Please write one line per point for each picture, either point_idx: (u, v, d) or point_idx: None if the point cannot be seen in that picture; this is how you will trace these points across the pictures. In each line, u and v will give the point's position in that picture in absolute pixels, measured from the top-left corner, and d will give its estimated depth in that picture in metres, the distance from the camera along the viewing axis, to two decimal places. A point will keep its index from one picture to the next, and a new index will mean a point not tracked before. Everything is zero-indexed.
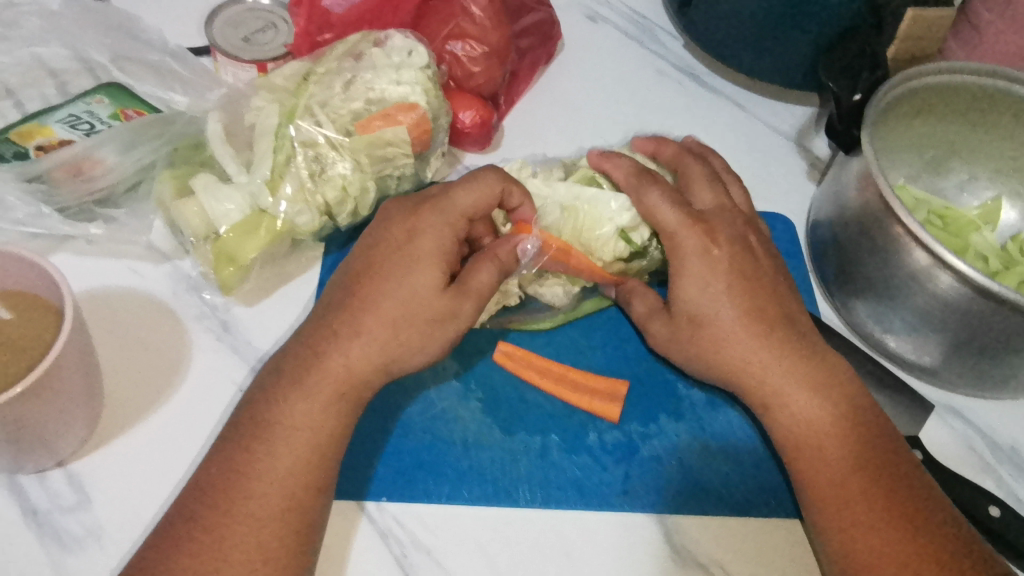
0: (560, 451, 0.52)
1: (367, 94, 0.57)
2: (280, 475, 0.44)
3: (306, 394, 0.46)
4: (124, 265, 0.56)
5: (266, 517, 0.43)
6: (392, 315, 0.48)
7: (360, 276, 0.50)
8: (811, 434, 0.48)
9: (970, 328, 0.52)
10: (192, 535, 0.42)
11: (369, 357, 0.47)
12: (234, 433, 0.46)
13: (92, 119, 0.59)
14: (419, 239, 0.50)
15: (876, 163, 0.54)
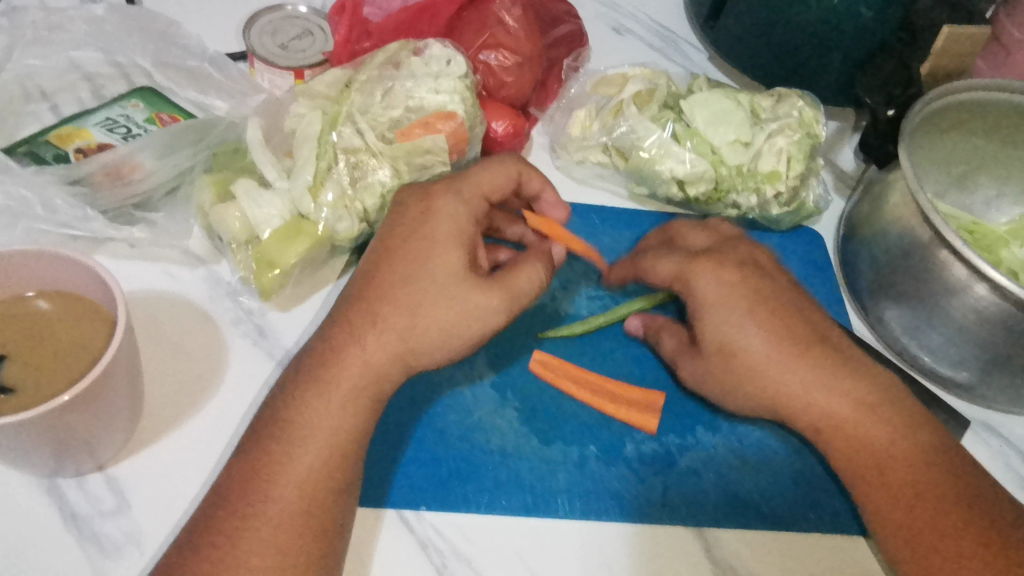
0: (598, 461, 0.52)
1: (406, 102, 0.57)
2: (297, 475, 0.43)
3: (323, 391, 0.45)
4: (160, 269, 0.56)
5: (282, 519, 0.42)
6: (405, 308, 0.47)
7: (373, 265, 0.49)
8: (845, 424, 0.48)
9: (1011, 343, 0.52)
10: (208, 540, 0.40)
11: (387, 348, 0.46)
12: (253, 433, 0.45)
13: (129, 123, 0.59)
14: (433, 225, 0.49)
15: (911, 174, 0.53)
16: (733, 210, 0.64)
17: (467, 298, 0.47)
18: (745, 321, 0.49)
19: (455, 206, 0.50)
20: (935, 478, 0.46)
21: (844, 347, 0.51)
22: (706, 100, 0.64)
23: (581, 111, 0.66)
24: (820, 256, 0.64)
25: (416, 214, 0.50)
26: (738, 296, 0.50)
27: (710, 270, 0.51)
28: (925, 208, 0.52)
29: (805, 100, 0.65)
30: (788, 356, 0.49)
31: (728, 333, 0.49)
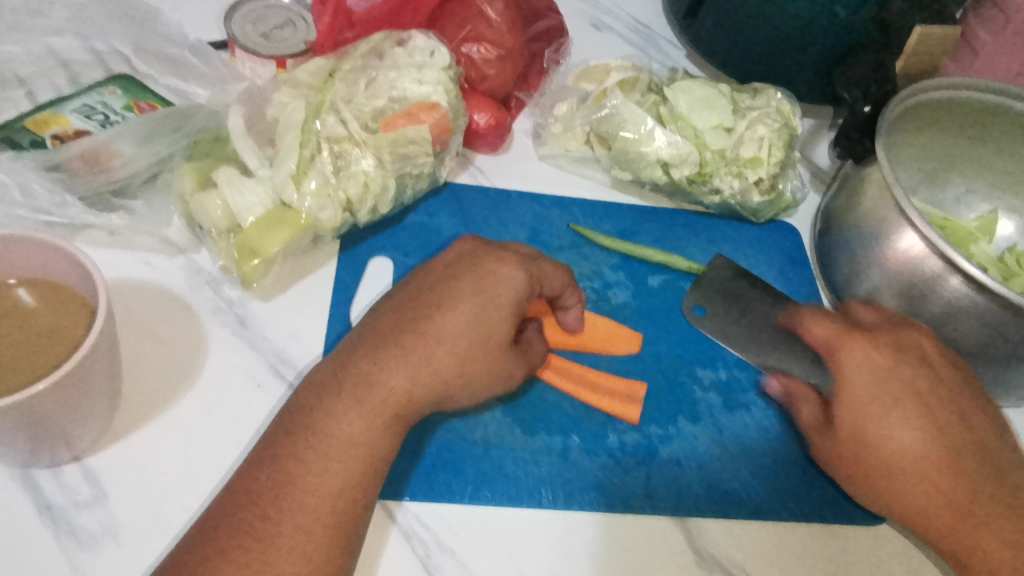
0: (581, 451, 0.52)
1: (389, 92, 0.57)
2: (331, 487, 0.41)
3: (356, 401, 0.44)
4: (138, 257, 0.55)
5: (315, 531, 0.40)
6: (452, 346, 0.46)
7: (420, 302, 0.49)
8: (915, 458, 0.46)
9: (981, 335, 0.53)
10: (238, 543, 0.39)
11: (416, 379, 0.45)
12: (281, 436, 0.43)
13: (107, 110, 0.58)
14: (482, 273, 0.49)
15: (891, 173, 0.55)
16: (714, 196, 0.63)
17: (495, 351, 0.47)
18: (892, 413, 0.47)
19: (508, 262, 0.50)
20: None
21: (931, 365, 0.50)
22: (689, 87, 0.65)
23: (564, 105, 0.67)
24: (796, 252, 0.66)
25: (461, 265, 0.50)
26: (860, 363, 0.49)
27: (862, 349, 0.49)
28: (901, 202, 0.53)
29: (782, 95, 0.67)
30: (934, 454, 0.46)
31: (868, 421, 0.47)
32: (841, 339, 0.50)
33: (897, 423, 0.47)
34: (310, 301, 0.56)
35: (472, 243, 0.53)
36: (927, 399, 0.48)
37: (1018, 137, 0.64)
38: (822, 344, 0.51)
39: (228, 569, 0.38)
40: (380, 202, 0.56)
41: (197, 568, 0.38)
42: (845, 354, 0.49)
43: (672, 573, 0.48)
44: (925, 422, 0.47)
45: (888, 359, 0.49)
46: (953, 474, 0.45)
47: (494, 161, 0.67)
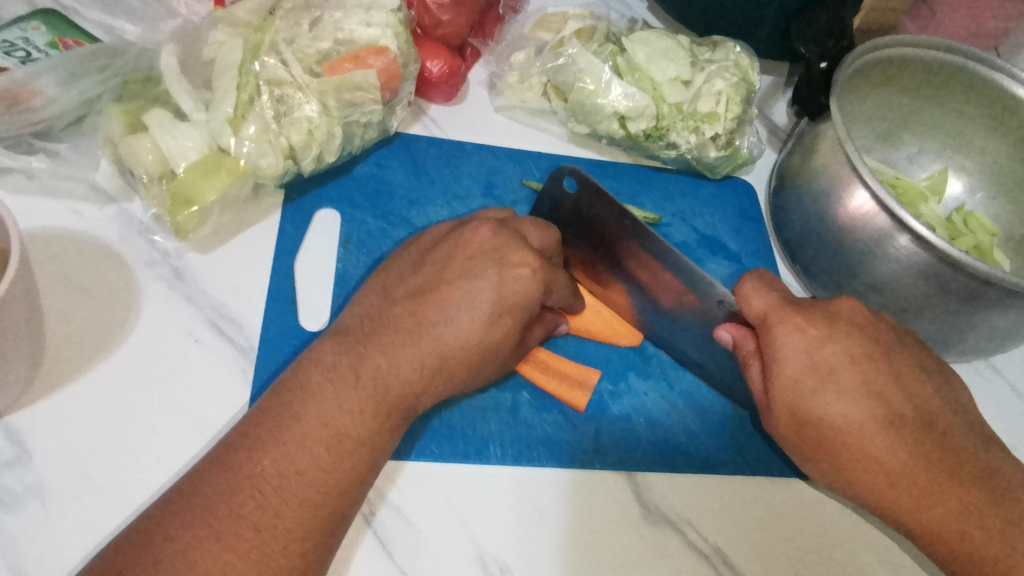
0: (530, 408, 0.51)
1: (335, 35, 0.55)
2: (325, 478, 0.40)
3: (368, 396, 0.42)
4: (64, 205, 0.52)
5: (310, 523, 0.39)
6: (464, 352, 0.45)
7: (424, 293, 0.47)
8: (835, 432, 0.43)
9: (927, 293, 0.53)
10: (226, 523, 0.37)
11: (419, 375, 0.44)
12: (267, 413, 0.41)
13: (28, 46, 0.54)
14: (505, 277, 0.46)
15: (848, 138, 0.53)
16: (670, 151, 0.63)
17: (500, 354, 0.47)
18: (825, 380, 0.43)
19: (530, 267, 0.47)
20: (996, 524, 0.41)
21: (840, 324, 0.45)
22: (647, 38, 0.63)
23: (520, 54, 0.64)
24: (750, 209, 0.65)
25: (487, 260, 0.47)
26: (803, 331, 0.44)
27: (796, 327, 0.44)
28: (851, 158, 0.53)
29: (742, 49, 0.65)
30: (864, 415, 0.42)
31: (803, 391, 0.43)
32: (780, 314, 0.45)
33: (835, 402, 0.42)
34: (251, 253, 0.53)
35: (500, 229, 0.50)
36: (861, 365, 0.44)
37: (968, 98, 0.64)
38: (761, 318, 0.46)
39: (222, 558, 0.36)
40: (326, 151, 0.54)
41: (189, 548, 0.36)
42: (780, 330, 0.44)
43: (620, 528, 0.48)
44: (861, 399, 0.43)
45: (820, 330, 0.44)
46: (898, 453, 0.42)
47: (448, 111, 0.64)
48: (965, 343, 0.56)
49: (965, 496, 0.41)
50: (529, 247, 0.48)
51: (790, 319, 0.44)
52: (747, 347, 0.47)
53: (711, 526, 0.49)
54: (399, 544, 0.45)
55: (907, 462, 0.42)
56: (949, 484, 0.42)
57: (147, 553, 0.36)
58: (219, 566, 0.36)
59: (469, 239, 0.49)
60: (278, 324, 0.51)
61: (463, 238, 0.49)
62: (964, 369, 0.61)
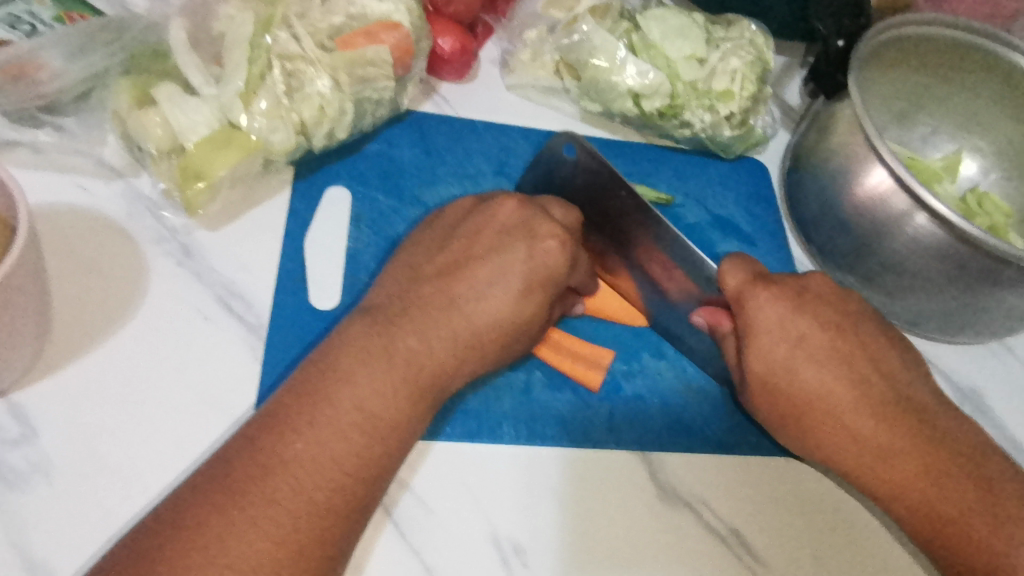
0: (543, 387, 0.51)
1: (347, 9, 0.54)
2: (358, 460, 0.39)
3: (400, 378, 0.42)
4: (70, 180, 0.51)
5: (343, 507, 0.39)
6: (494, 330, 0.45)
7: (452, 272, 0.47)
8: (804, 398, 0.45)
9: (945, 272, 0.53)
10: (262, 507, 0.37)
11: (449, 356, 0.44)
12: (298, 393, 0.41)
13: (33, 20, 0.52)
14: (536, 252, 0.46)
15: (864, 113, 0.53)
16: (684, 130, 0.62)
17: (528, 332, 0.47)
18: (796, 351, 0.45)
19: (559, 238, 0.47)
20: (965, 491, 0.42)
21: (805, 295, 0.47)
22: (662, 15, 0.62)
23: (533, 31, 0.63)
24: (763, 191, 0.65)
25: (516, 235, 0.47)
26: (771, 305, 0.46)
27: (768, 300, 0.46)
28: (869, 132, 0.53)
29: (757, 27, 0.64)
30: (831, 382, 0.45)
31: (774, 359, 0.45)
32: (753, 291, 0.46)
33: (804, 368, 0.45)
34: (261, 231, 0.53)
35: (526, 202, 0.49)
36: (832, 339, 0.46)
37: (984, 79, 0.63)
38: (733, 297, 0.47)
39: (258, 543, 0.36)
40: (337, 127, 0.53)
41: (224, 533, 0.35)
42: (752, 305, 0.46)
43: (637, 509, 0.48)
44: (827, 366, 0.45)
45: (789, 302, 0.46)
46: (867, 421, 0.44)
47: (459, 89, 0.63)
48: (980, 322, 0.56)
49: (933, 460, 0.43)
50: (555, 221, 0.48)
51: (763, 291, 0.46)
52: (723, 326, 0.49)
53: (726, 507, 0.49)
54: (416, 525, 0.45)
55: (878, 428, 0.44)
56: (920, 453, 0.43)
57: (178, 538, 0.35)
58: (255, 551, 0.35)
59: (495, 213, 0.49)
60: (288, 303, 0.50)
61: (489, 211, 0.49)
62: (980, 352, 0.60)
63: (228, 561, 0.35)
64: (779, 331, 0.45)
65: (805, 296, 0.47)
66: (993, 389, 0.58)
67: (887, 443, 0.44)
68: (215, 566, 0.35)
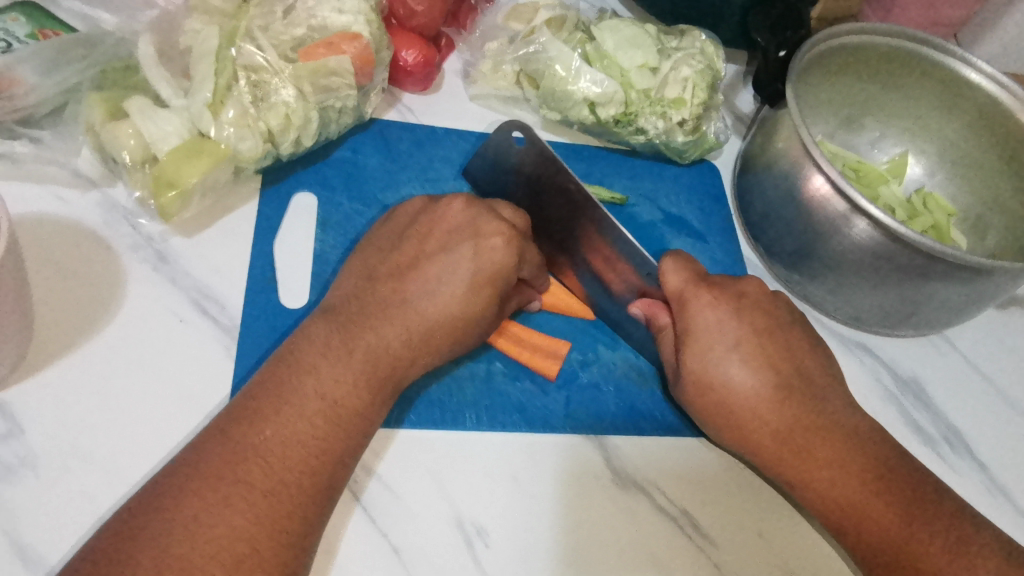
0: (503, 377, 0.54)
1: (309, 21, 0.57)
2: (324, 444, 0.42)
3: (361, 369, 0.45)
4: (47, 191, 0.53)
5: (313, 488, 0.41)
6: (449, 321, 0.48)
7: (407, 271, 0.50)
8: (738, 399, 0.48)
9: (883, 267, 0.55)
10: (236, 487, 0.39)
11: (406, 346, 0.47)
12: (263, 385, 0.43)
13: (8, 37, 0.55)
14: (482, 249, 0.50)
15: (798, 118, 0.56)
16: (639, 136, 0.64)
17: (484, 323, 0.49)
18: (732, 354, 0.49)
19: (504, 236, 0.50)
20: (877, 487, 0.46)
21: (741, 296, 0.51)
22: (616, 26, 0.65)
23: (494, 43, 0.65)
24: (716, 192, 0.68)
25: (463, 234, 0.51)
26: (713, 310, 0.49)
27: (708, 304, 0.50)
28: (808, 144, 0.55)
29: (706, 37, 0.67)
30: (763, 391, 0.48)
31: (710, 360, 0.48)
32: (695, 291, 0.50)
33: (734, 367, 0.48)
34: (233, 237, 0.55)
35: (473, 201, 0.53)
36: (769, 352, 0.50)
37: (924, 83, 0.67)
38: (675, 295, 0.50)
39: (234, 522, 0.38)
40: (303, 135, 0.55)
41: (201, 513, 0.38)
42: (694, 307, 0.49)
43: (591, 493, 0.50)
44: (758, 365, 0.49)
45: (726, 305, 0.50)
46: (796, 424, 0.48)
47: (424, 99, 0.66)
48: (919, 315, 0.59)
49: (859, 462, 0.47)
50: (502, 219, 0.52)
51: (705, 292, 0.50)
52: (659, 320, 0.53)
53: (677, 491, 0.52)
54: (381, 509, 0.47)
55: (817, 438, 0.48)
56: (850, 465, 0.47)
57: (154, 520, 0.38)
58: (233, 529, 0.38)
59: (444, 214, 0.52)
60: (258, 303, 0.52)
61: (439, 211, 0.52)
62: (920, 343, 0.64)
63: (207, 539, 0.37)
64: (716, 335, 0.49)
65: (736, 300, 0.51)
66: (933, 378, 0.62)
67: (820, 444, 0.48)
68: (194, 543, 0.37)
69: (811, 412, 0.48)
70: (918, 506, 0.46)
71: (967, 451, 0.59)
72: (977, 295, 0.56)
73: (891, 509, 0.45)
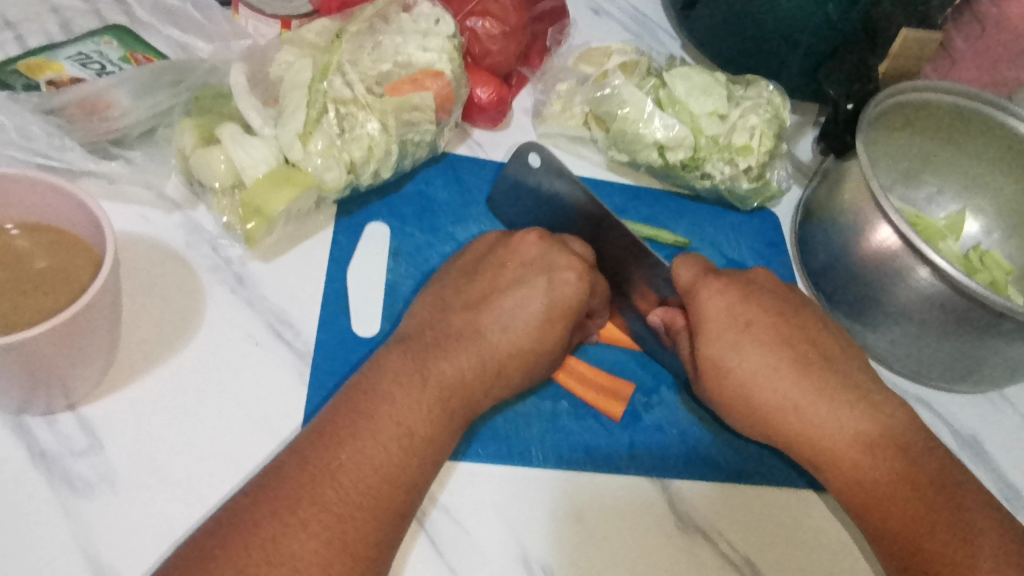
0: (568, 415, 0.54)
1: (395, 57, 0.58)
2: (396, 469, 0.42)
3: (434, 398, 0.45)
4: (134, 211, 0.55)
5: (383, 514, 0.41)
6: (518, 355, 0.49)
7: (477, 304, 0.50)
8: (752, 388, 0.49)
9: (950, 321, 0.55)
10: (307, 508, 0.39)
11: (478, 378, 0.47)
12: (338, 412, 0.44)
13: (103, 60, 0.57)
14: (555, 284, 0.50)
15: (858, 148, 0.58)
16: (705, 181, 0.65)
17: (552, 357, 0.50)
18: (773, 382, 0.49)
19: (577, 271, 0.51)
20: (907, 482, 0.45)
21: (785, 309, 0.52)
22: (687, 73, 0.66)
23: (564, 84, 0.67)
24: (776, 240, 0.68)
25: (536, 269, 0.51)
26: (734, 312, 0.50)
27: (744, 325, 0.50)
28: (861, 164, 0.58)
29: (774, 89, 0.68)
30: (777, 387, 0.49)
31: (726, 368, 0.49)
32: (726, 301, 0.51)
33: (746, 358, 0.49)
34: (309, 263, 0.56)
35: (546, 236, 0.53)
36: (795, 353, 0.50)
37: (986, 144, 0.67)
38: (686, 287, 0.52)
39: (309, 545, 0.38)
40: (382, 166, 0.57)
41: (278, 535, 0.38)
42: (706, 300, 0.51)
43: (654, 536, 0.50)
44: (779, 364, 0.49)
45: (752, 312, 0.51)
46: (824, 416, 0.48)
47: (493, 135, 0.67)
48: (981, 371, 0.58)
49: (877, 456, 0.46)
50: (574, 254, 0.52)
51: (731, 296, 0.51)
52: (677, 323, 0.53)
53: (737, 536, 0.52)
54: (447, 539, 0.47)
55: (848, 441, 0.47)
56: (876, 452, 0.47)
57: (232, 539, 0.38)
58: (307, 553, 0.38)
59: (518, 248, 0.53)
60: (332, 329, 0.53)
61: (512, 245, 0.53)
62: (977, 400, 0.63)
63: (283, 561, 0.38)
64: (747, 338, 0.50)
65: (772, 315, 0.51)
66: (990, 436, 0.61)
67: (848, 442, 0.47)
68: (270, 564, 0.37)
69: (843, 404, 0.48)
70: (947, 500, 0.44)
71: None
72: None
73: (917, 509, 0.44)
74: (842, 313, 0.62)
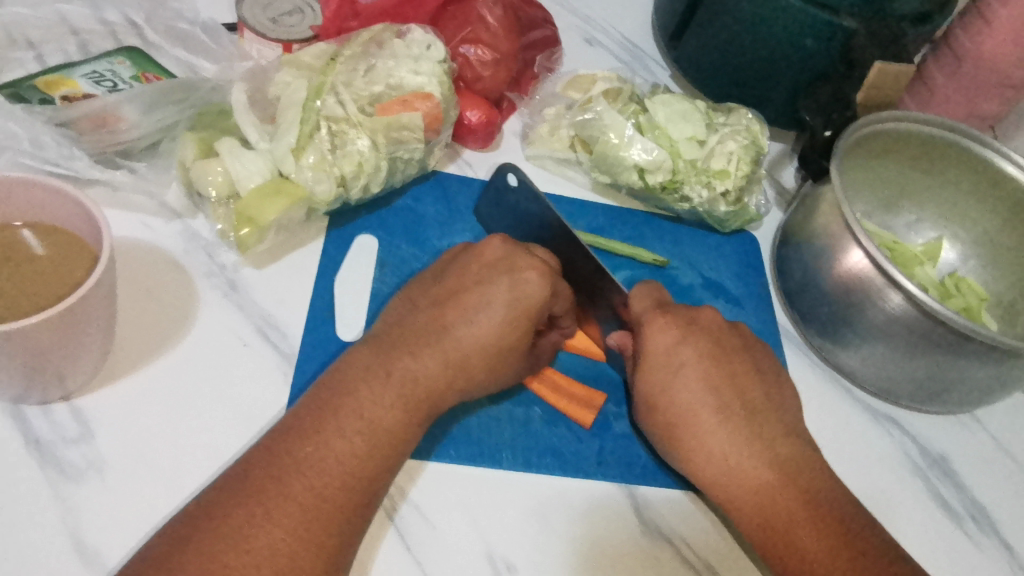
0: (541, 421, 0.56)
1: (387, 80, 0.62)
2: (359, 460, 0.45)
3: (397, 393, 0.47)
4: (136, 218, 0.58)
5: (347, 502, 0.43)
6: (483, 352, 0.51)
7: (444, 303, 0.53)
8: (684, 413, 0.51)
9: (917, 341, 0.57)
10: (273, 497, 0.42)
11: (442, 375, 0.50)
12: (304, 407, 0.46)
13: (115, 78, 0.61)
14: (518, 281, 0.52)
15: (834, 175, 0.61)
16: (684, 204, 0.68)
17: (516, 354, 0.52)
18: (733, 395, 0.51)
19: (538, 270, 0.52)
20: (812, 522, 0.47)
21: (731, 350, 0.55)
22: (668, 100, 0.69)
23: (552, 109, 0.70)
24: (754, 262, 0.70)
25: (499, 268, 0.53)
26: (679, 342, 0.53)
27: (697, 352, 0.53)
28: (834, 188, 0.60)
29: (754, 116, 0.71)
30: (706, 413, 0.51)
31: (677, 381, 0.51)
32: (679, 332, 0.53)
33: (681, 384, 0.51)
34: (299, 271, 0.59)
35: (510, 240, 0.55)
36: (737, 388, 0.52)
37: (962, 173, 0.69)
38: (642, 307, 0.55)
39: (274, 533, 0.41)
40: (371, 182, 0.60)
41: (246, 522, 0.40)
42: (654, 328, 0.53)
43: (619, 539, 0.52)
44: (710, 399, 0.51)
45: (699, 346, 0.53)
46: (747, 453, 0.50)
47: (482, 156, 0.70)
48: (950, 391, 0.59)
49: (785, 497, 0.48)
50: (535, 255, 0.54)
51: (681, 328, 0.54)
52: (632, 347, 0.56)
53: (701, 543, 0.53)
54: (415, 535, 0.49)
55: (764, 479, 0.49)
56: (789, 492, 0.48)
57: (204, 526, 0.40)
58: (272, 541, 0.40)
59: (483, 249, 0.55)
60: (317, 333, 0.56)
61: (477, 248, 0.55)
62: (950, 422, 0.64)
63: (249, 548, 0.40)
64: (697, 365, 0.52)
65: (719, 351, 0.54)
66: (961, 457, 0.62)
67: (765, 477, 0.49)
68: (237, 550, 0.39)
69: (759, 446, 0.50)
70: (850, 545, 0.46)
71: (992, 530, 0.59)
72: (1002, 378, 0.57)
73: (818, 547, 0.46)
74: (812, 333, 0.64)
